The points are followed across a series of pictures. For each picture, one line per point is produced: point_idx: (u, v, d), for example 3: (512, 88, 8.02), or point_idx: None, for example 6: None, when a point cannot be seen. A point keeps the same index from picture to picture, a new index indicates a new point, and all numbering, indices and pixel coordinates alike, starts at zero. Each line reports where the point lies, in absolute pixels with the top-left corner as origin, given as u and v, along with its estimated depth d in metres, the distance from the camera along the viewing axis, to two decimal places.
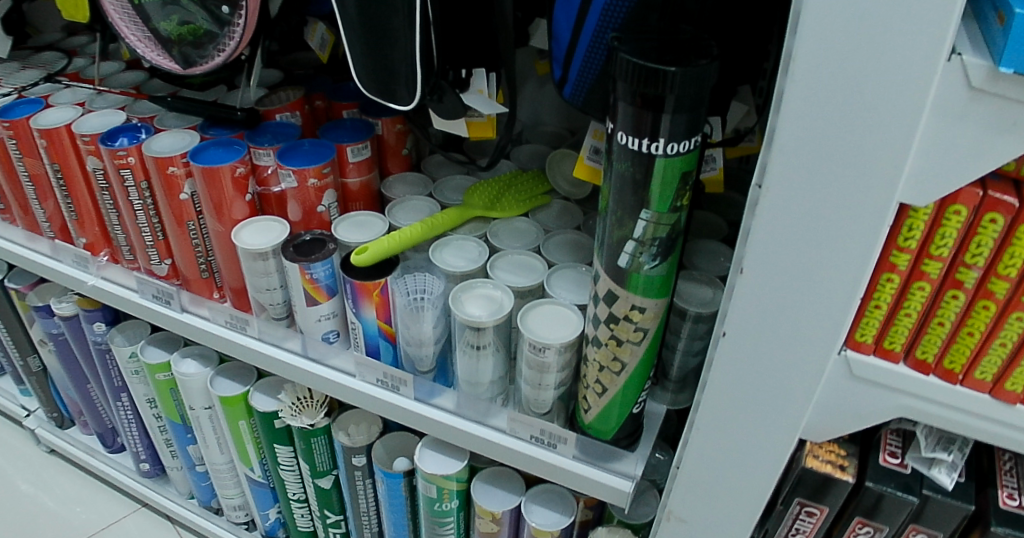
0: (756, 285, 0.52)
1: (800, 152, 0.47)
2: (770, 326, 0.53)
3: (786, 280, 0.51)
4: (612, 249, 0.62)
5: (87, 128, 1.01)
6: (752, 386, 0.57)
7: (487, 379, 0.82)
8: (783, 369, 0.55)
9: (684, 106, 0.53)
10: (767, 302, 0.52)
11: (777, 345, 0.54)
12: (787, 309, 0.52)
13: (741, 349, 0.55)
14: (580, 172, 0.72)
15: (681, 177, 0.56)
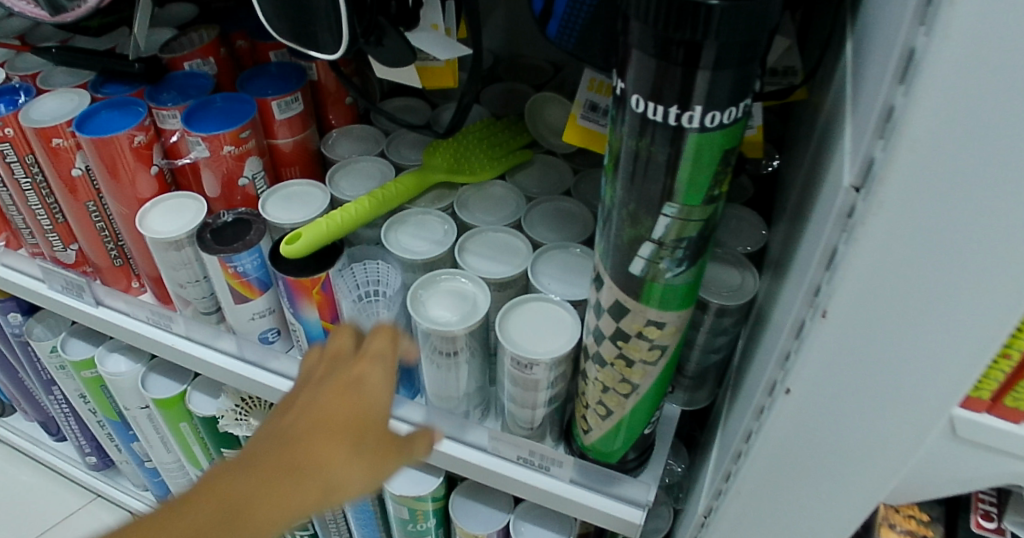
0: (835, 340, 0.35)
1: (938, 157, 0.28)
2: (853, 382, 0.37)
3: (882, 332, 0.34)
4: (621, 253, 0.45)
5: None
6: (818, 449, 0.41)
7: (459, 391, 0.67)
8: (866, 432, 0.39)
9: (732, 60, 0.35)
10: (857, 356, 0.35)
11: (858, 406, 0.38)
12: (880, 366, 0.36)
13: (812, 407, 0.39)
14: (571, 137, 0.54)
15: (721, 158, 0.39)
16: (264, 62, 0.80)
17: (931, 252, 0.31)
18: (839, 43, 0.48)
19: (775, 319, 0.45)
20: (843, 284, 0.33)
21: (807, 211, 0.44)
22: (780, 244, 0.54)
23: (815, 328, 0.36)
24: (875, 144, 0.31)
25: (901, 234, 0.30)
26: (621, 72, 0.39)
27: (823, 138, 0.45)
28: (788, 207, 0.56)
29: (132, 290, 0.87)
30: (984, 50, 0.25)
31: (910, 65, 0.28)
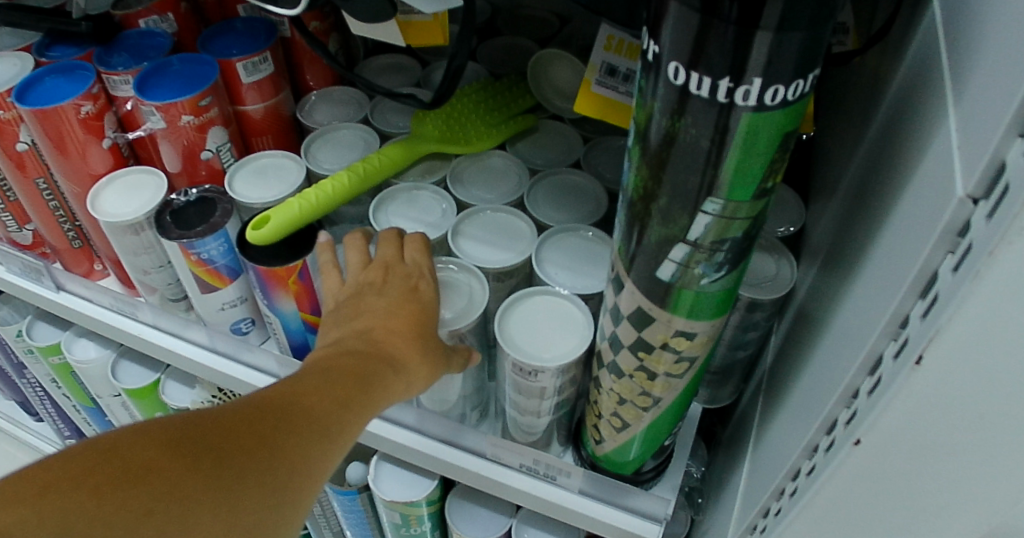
0: (926, 396, 0.27)
1: None
2: (945, 443, 0.29)
3: (995, 385, 0.26)
4: (647, 255, 0.38)
5: None
6: (886, 513, 0.33)
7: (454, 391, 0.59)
8: (948, 502, 0.31)
9: (804, 18, 0.27)
10: (954, 412, 0.27)
11: (951, 472, 0.30)
12: (982, 427, 0.27)
13: (886, 467, 0.30)
14: (584, 107, 0.45)
15: (778, 144, 0.31)
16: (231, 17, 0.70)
17: None
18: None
19: (834, 339, 0.37)
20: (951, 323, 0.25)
21: (881, 209, 0.35)
22: (829, 238, 0.46)
23: (900, 372, 0.28)
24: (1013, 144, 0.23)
25: None
26: (654, 32, 0.31)
27: (902, 116, 0.36)
28: (840, 191, 0.47)
29: (96, 273, 0.80)
30: None
31: None
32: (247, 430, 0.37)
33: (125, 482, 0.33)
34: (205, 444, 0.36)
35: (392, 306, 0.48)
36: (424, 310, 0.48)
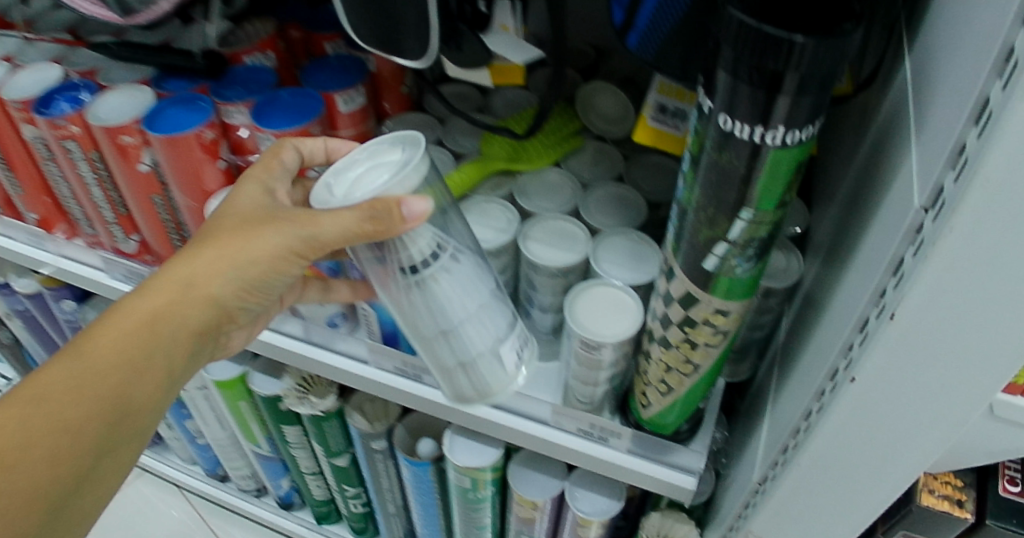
0: (901, 343, 0.39)
1: (1008, 189, 0.31)
2: (912, 377, 0.41)
3: (943, 335, 0.38)
4: (696, 251, 0.50)
5: (14, 89, 0.84)
6: (877, 431, 0.45)
7: (478, 375, 0.63)
8: (915, 420, 0.43)
9: (812, 87, 0.39)
10: (917, 353, 0.39)
11: (918, 397, 0.42)
12: (939, 363, 0.40)
13: (872, 398, 0.43)
14: (642, 138, 0.57)
15: (795, 168, 0.44)
16: (321, 53, 0.83)
17: (992, 267, 0.34)
18: (891, 47, 0.51)
19: (835, 310, 0.50)
20: (913, 292, 0.37)
21: (869, 212, 0.47)
22: (830, 235, 0.58)
23: (882, 329, 0.40)
24: (949, 174, 0.35)
25: (967, 253, 0.34)
26: (708, 90, 0.43)
27: (883, 143, 0.48)
28: (837, 197, 0.59)
29: None
30: None
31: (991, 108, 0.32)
32: (76, 394, 0.54)
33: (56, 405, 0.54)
34: (88, 372, 0.55)
35: (348, 234, 0.52)
36: (386, 207, 0.50)
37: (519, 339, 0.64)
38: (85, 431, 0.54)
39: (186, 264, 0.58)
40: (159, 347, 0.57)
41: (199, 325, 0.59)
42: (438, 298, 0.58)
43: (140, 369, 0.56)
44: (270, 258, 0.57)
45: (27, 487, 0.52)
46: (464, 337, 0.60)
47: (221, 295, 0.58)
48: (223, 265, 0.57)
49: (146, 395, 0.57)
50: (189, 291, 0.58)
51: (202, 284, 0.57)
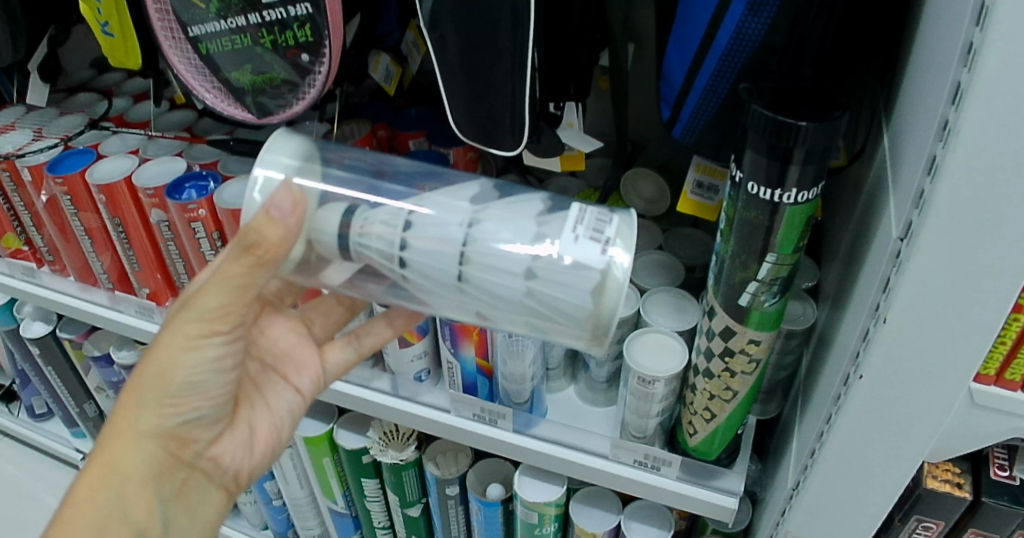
0: (893, 341, 0.53)
1: (955, 218, 0.46)
2: (907, 370, 0.54)
3: (925, 333, 0.52)
4: (733, 289, 0.65)
5: (148, 180, 0.99)
6: (886, 420, 0.58)
7: (558, 295, 0.58)
8: (914, 408, 0.56)
9: (815, 158, 0.54)
10: (908, 349, 0.53)
11: (913, 387, 0.55)
12: (924, 357, 0.53)
13: (879, 391, 0.56)
14: (685, 207, 0.73)
15: (806, 221, 0.59)
16: (406, 149, 0.97)
17: (951, 277, 0.48)
18: (872, 127, 0.67)
19: (845, 332, 0.64)
20: (899, 299, 0.51)
21: (864, 253, 0.62)
22: (836, 279, 0.72)
23: (879, 332, 0.53)
24: (913, 212, 0.50)
25: (933, 266, 0.48)
26: (738, 164, 0.59)
27: (871, 201, 0.63)
28: (840, 250, 0.73)
29: None
30: (979, 158, 0.44)
31: (933, 165, 0.47)
32: (89, 502, 0.64)
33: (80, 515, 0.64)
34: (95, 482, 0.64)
35: (228, 282, 0.60)
36: (254, 233, 0.57)
37: (588, 219, 0.58)
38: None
39: (132, 393, 0.66)
40: (108, 489, 0.64)
41: (150, 451, 0.67)
42: (426, 246, 0.60)
43: (105, 483, 0.64)
44: (159, 373, 0.65)
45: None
46: (484, 261, 0.59)
47: (149, 431, 0.67)
48: (136, 396, 0.66)
49: (139, 519, 0.66)
50: (137, 420, 0.66)
51: (123, 429, 0.66)
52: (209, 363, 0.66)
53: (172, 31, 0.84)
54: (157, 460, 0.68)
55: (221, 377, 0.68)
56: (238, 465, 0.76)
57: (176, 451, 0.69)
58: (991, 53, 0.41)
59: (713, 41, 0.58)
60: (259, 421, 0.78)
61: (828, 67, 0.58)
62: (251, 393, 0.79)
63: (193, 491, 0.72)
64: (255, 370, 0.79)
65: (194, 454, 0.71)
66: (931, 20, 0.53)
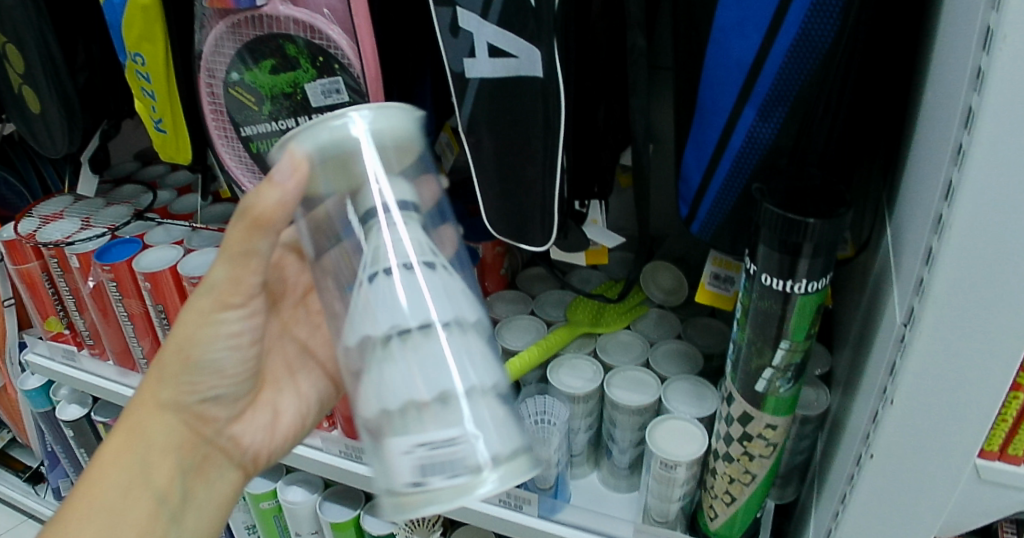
0: (902, 415, 0.58)
1: (952, 305, 0.51)
2: (916, 444, 0.59)
3: (931, 409, 0.56)
4: (750, 375, 0.69)
5: (193, 269, 1.03)
6: (901, 490, 0.62)
7: (384, 426, 0.53)
8: (924, 481, 0.60)
9: (823, 251, 0.59)
10: (917, 426, 0.58)
11: (925, 458, 0.59)
12: (932, 430, 0.58)
13: (891, 464, 0.60)
14: (703, 298, 0.78)
15: (816, 309, 0.63)
16: None
17: (952, 358, 0.54)
18: (876, 220, 0.73)
19: (857, 414, 0.67)
20: (906, 377, 0.56)
21: (871, 339, 0.66)
22: (847, 366, 0.75)
23: (889, 410, 0.58)
24: (914, 298, 0.55)
25: (936, 348, 0.54)
26: (752, 258, 0.64)
27: (876, 291, 0.68)
28: (850, 337, 0.77)
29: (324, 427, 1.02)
30: (971, 252, 0.49)
31: (930, 255, 0.53)
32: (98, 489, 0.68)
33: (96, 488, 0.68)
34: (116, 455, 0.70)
35: (230, 255, 0.65)
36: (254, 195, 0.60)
37: (440, 447, 0.51)
38: (128, 513, 0.68)
39: (157, 369, 0.73)
40: (134, 454, 0.70)
41: (168, 438, 0.73)
42: (392, 297, 0.54)
43: (123, 459, 0.70)
44: (177, 349, 0.71)
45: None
46: (380, 365, 0.53)
47: (170, 402, 0.73)
48: (160, 371, 0.72)
49: (162, 484, 0.71)
50: (160, 393, 0.72)
51: (148, 398, 0.73)
52: (224, 341, 0.71)
53: (226, 131, 0.88)
54: (179, 436, 0.73)
55: (238, 357, 0.73)
56: (257, 448, 0.79)
57: (197, 426, 0.74)
58: (975, 157, 0.47)
59: (727, 146, 0.64)
60: (283, 405, 0.82)
61: (833, 166, 0.64)
62: (280, 377, 0.82)
63: (212, 467, 0.77)
64: (291, 352, 0.83)
65: (215, 432, 0.76)
66: (922, 125, 0.59)
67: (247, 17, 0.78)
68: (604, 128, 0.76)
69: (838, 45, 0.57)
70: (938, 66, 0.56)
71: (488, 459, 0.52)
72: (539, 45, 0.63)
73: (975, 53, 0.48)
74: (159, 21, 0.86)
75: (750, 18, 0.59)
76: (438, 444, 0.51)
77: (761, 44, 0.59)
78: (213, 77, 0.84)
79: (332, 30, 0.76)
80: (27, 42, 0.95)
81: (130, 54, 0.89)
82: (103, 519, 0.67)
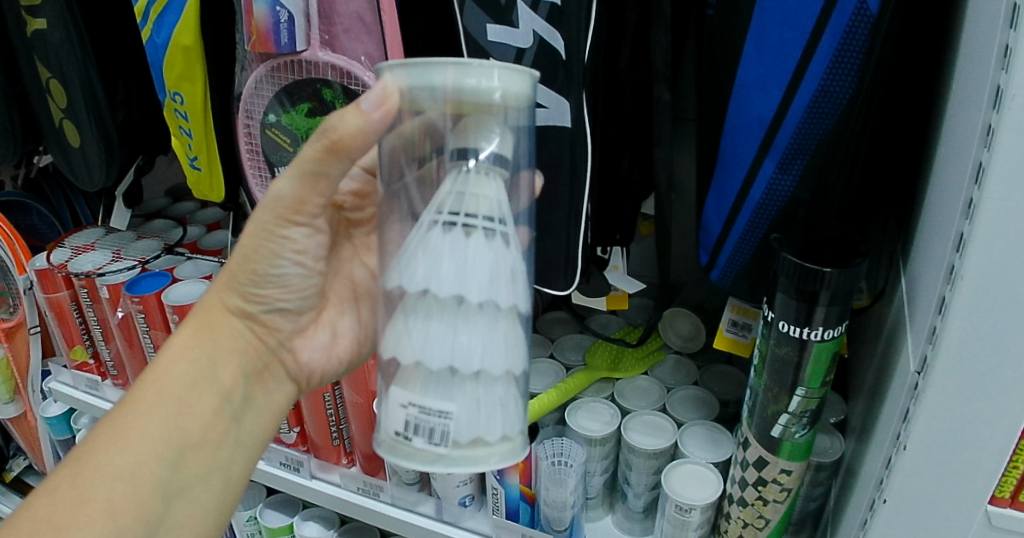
0: (915, 461, 0.59)
1: (964, 351, 0.53)
2: (929, 488, 0.60)
3: (943, 453, 0.58)
4: (765, 420, 0.70)
5: None
6: (915, 534, 0.63)
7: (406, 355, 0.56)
8: (937, 524, 0.62)
9: (838, 299, 0.61)
10: (930, 470, 0.59)
11: (938, 503, 0.60)
12: (945, 474, 0.59)
13: (903, 508, 0.62)
14: (721, 344, 0.80)
15: (832, 356, 0.65)
16: None
17: (964, 404, 0.55)
18: (891, 271, 0.74)
19: (870, 462, 0.68)
20: (919, 421, 0.57)
21: (885, 388, 0.67)
22: (861, 415, 0.76)
23: (903, 455, 0.60)
24: (927, 347, 0.57)
25: (948, 393, 0.55)
26: (770, 305, 0.66)
27: (890, 341, 0.69)
28: (864, 387, 0.78)
29: (342, 464, 1.03)
30: (981, 301, 0.51)
31: (942, 305, 0.54)
32: (155, 391, 0.64)
33: (154, 388, 0.64)
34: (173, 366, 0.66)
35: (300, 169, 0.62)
36: (337, 118, 0.57)
37: (433, 416, 0.54)
38: (195, 404, 0.65)
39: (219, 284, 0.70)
40: (201, 351, 0.68)
41: (232, 343, 0.69)
42: (457, 257, 0.54)
43: (173, 374, 0.65)
44: (244, 258, 0.68)
45: (141, 461, 0.61)
46: (417, 319, 0.55)
47: (235, 309, 0.69)
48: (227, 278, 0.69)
49: (226, 383, 0.68)
50: (227, 298, 0.69)
51: (218, 307, 0.69)
52: (290, 254, 0.68)
53: (260, 171, 0.90)
54: (245, 340, 0.70)
55: (305, 274, 0.71)
56: (314, 367, 0.76)
57: (262, 336, 0.71)
58: (984, 210, 0.49)
59: (747, 196, 0.67)
60: (341, 327, 0.78)
61: (849, 217, 0.66)
62: (344, 298, 0.78)
63: (274, 379, 0.73)
64: (359, 277, 0.79)
65: (279, 342, 0.73)
66: (935, 180, 0.62)
67: (286, 62, 0.81)
68: (627, 177, 0.79)
69: (855, 101, 0.60)
70: (949, 124, 0.59)
71: (466, 435, 0.55)
72: (567, 96, 0.67)
73: (985, 112, 0.50)
74: (199, 62, 0.89)
75: (770, 75, 0.62)
76: (429, 413, 0.54)
77: (781, 100, 0.62)
78: (250, 118, 0.86)
79: (367, 76, 0.78)
80: (73, 81, 1.00)
81: (169, 93, 0.92)
82: (167, 414, 0.64)
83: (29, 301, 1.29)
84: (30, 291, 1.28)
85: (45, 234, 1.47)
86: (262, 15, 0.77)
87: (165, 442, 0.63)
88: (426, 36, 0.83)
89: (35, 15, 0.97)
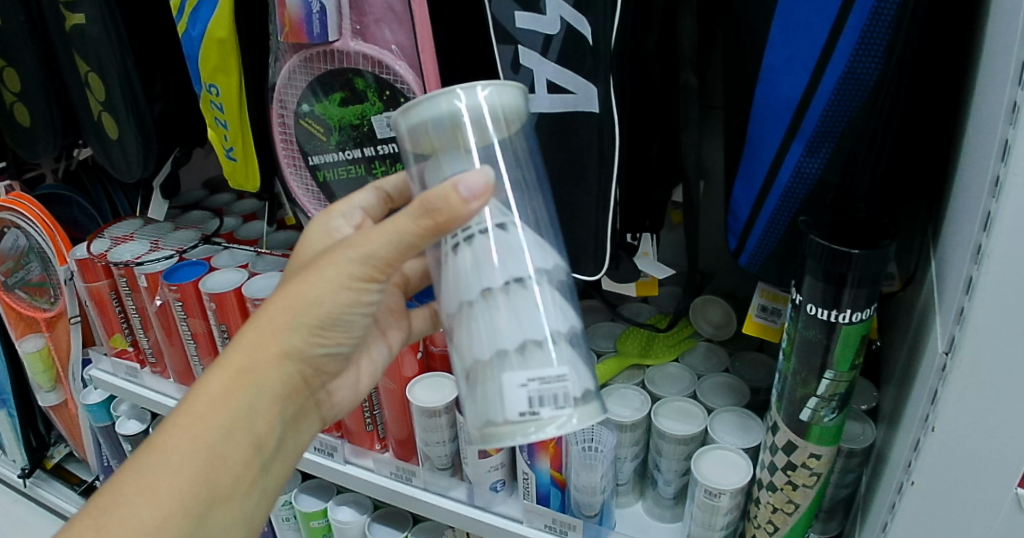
0: (945, 441, 0.59)
1: (991, 329, 0.53)
2: (957, 469, 0.60)
3: (973, 433, 0.58)
4: (794, 404, 0.71)
5: (255, 290, 1.07)
6: (945, 516, 0.63)
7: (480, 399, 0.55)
8: (966, 507, 0.61)
9: (866, 283, 0.61)
10: (960, 449, 0.59)
11: (968, 484, 0.60)
12: (974, 455, 0.58)
13: (931, 489, 0.62)
14: (751, 329, 0.80)
15: (861, 340, 0.65)
16: None
17: (995, 383, 0.55)
18: (923, 255, 0.74)
19: (900, 446, 0.68)
20: (948, 402, 0.57)
21: (916, 370, 0.67)
22: (893, 401, 0.76)
23: (933, 437, 0.59)
24: (955, 327, 0.56)
25: (978, 373, 0.55)
26: (798, 289, 0.66)
27: (921, 324, 0.69)
28: (896, 373, 0.78)
29: (375, 449, 1.05)
30: (1011, 279, 0.51)
31: (971, 285, 0.54)
32: (197, 437, 0.58)
33: (193, 432, 0.58)
34: (214, 409, 0.59)
35: (401, 238, 0.55)
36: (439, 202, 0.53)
37: (546, 384, 0.54)
38: (229, 456, 0.59)
39: (265, 310, 0.60)
40: (243, 395, 0.59)
41: (278, 388, 0.61)
42: (496, 317, 0.55)
43: (213, 417, 0.59)
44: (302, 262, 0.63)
45: (166, 516, 0.57)
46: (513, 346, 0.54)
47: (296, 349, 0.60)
48: (287, 315, 0.59)
49: (262, 431, 0.61)
50: (286, 336, 0.60)
51: (270, 342, 0.59)
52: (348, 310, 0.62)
53: (295, 160, 0.92)
54: (291, 383, 0.62)
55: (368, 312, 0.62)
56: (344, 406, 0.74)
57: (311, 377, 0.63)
58: (1014, 185, 0.49)
59: (773, 180, 0.67)
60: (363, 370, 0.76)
61: (878, 201, 0.65)
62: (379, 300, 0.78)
63: (305, 418, 0.69)
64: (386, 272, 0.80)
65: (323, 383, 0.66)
66: (965, 161, 0.61)
67: (319, 52, 0.82)
68: (656, 163, 0.79)
69: (883, 82, 0.60)
70: (979, 100, 0.58)
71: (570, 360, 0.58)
72: (595, 82, 0.68)
73: (1011, 88, 0.50)
74: (233, 54, 0.91)
75: (799, 57, 0.62)
76: (552, 379, 0.54)
77: (808, 82, 0.62)
78: (284, 108, 0.88)
79: (398, 64, 0.80)
80: (111, 74, 1.03)
81: (205, 85, 0.94)
82: (197, 463, 0.58)
83: (70, 291, 1.32)
84: (70, 281, 1.31)
85: (85, 226, 1.51)
86: (295, 8, 0.78)
87: (193, 491, 0.58)
88: (456, 25, 0.84)
89: (74, 10, 1.00)
